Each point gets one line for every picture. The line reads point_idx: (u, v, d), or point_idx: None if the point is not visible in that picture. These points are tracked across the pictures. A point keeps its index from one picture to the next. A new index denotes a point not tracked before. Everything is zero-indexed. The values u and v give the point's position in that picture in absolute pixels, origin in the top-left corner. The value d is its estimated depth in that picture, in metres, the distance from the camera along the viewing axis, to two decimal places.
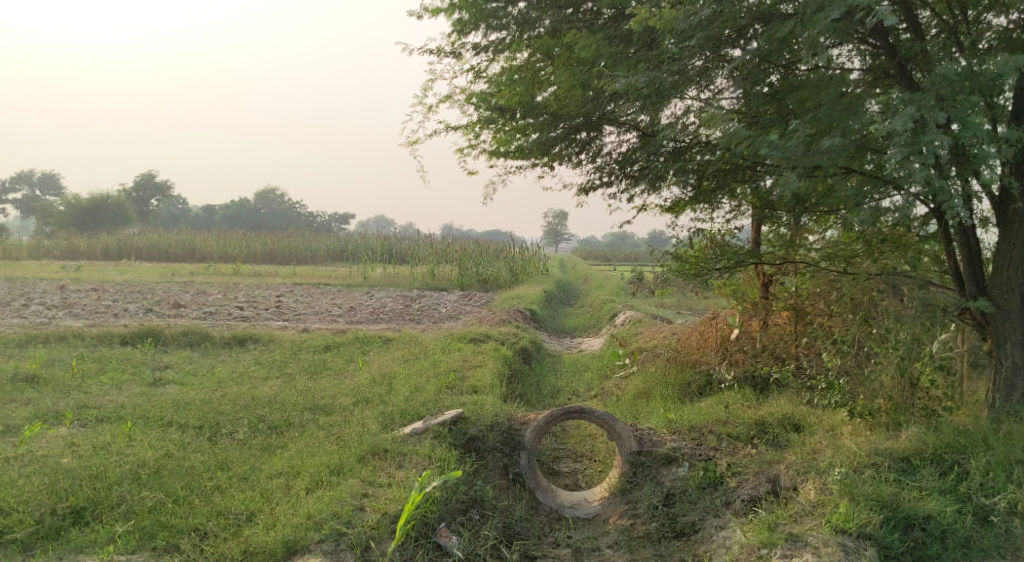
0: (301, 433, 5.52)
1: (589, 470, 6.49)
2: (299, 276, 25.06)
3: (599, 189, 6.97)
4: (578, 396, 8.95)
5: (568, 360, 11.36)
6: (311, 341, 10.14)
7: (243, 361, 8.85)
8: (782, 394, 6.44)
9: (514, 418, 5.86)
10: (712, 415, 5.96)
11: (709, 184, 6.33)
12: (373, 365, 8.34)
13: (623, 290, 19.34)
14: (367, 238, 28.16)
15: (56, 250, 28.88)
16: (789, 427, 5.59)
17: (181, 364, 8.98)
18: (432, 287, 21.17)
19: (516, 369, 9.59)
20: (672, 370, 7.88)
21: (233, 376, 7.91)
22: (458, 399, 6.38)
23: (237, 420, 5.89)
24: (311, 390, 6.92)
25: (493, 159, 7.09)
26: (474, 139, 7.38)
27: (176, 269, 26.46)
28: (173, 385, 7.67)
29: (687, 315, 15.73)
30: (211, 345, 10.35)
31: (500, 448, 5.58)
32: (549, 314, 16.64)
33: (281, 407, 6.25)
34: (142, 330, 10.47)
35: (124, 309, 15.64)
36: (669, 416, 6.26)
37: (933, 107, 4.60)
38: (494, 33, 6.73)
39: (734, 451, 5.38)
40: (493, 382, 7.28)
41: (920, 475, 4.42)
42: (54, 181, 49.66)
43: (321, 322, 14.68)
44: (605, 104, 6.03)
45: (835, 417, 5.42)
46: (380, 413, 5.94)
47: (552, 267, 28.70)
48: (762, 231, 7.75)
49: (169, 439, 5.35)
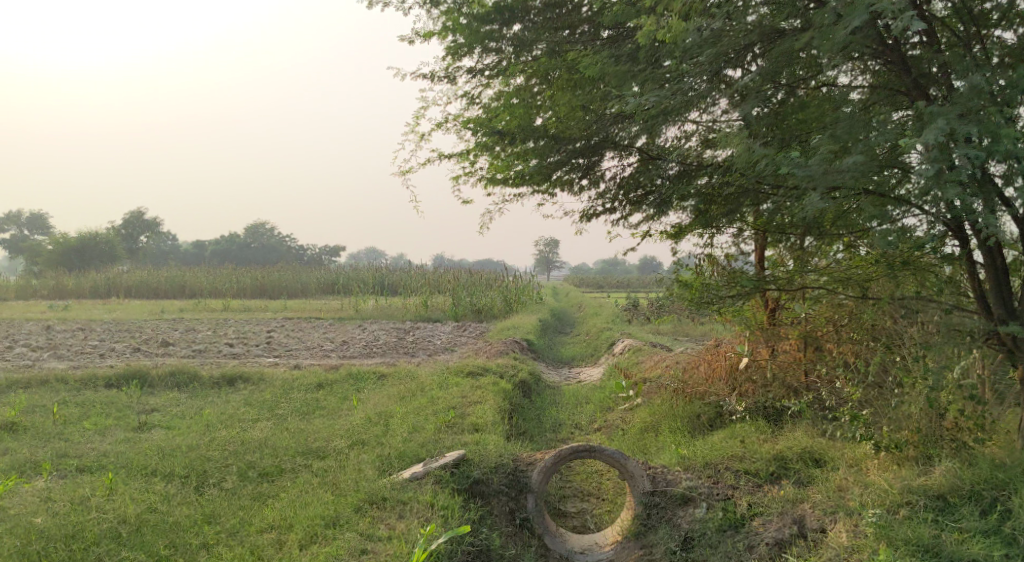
0: (294, 481, 5.19)
1: (598, 510, 6.17)
2: (291, 310, 24.70)
3: (601, 215, 6.75)
4: (581, 431, 8.63)
5: (569, 392, 11.06)
6: (303, 379, 9.80)
7: (233, 402, 8.50)
8: (797, 426, 6.16)
9: (519, 458, 5.55)
10: (727, 450, 5.67)
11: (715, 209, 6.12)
12: (369, 404, 8.02)
13: (619, 318, 19.09)
14: (359, 271, 27.90)
15: (44, 289, 28.48)
16: (810, 462, 5.32)
17: (168, 407, 8.62)
18: (425, 319, 20.86)
19: (516, 403, 9.27)
20: (679, 402, 7.59)
21: (223, 419, 7.57)
22: (460, 438, 6.08)
23: (226, 467, 5.56)
24: (304, 433, 6.59)
25: (490, 187, 6.86)
26: (469, 166, 7.16)
27: (165, 306, 26.05)
28: (159, 429, 7.32)
29: (685, 342, 15.49)
30: (199, 386, 9.99)
31: (506, 491, 5.26)
32: (545, 344, 16.35)
33: (273, 451, 5.93)
34: (127, 371, 10.10)
35: (111, 349, 15.24)
36: (681, 452, 5.97)
37: (960, 122, 4.46)
38: (488, 56, 6.56)
39: (754, 490, 5.09)
40: (494, 419, 6.97)
41: (960, 515, 4.19)
42: (42, 220, 49.30)
43: (314, 358, 14.34)
44: (608, 126, 5.79)
45: (859, 451, 5.17)
46: (378, 456, 5.63)
47: (546, 296, 28.46)
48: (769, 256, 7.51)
49: (153, 490, 5.02)
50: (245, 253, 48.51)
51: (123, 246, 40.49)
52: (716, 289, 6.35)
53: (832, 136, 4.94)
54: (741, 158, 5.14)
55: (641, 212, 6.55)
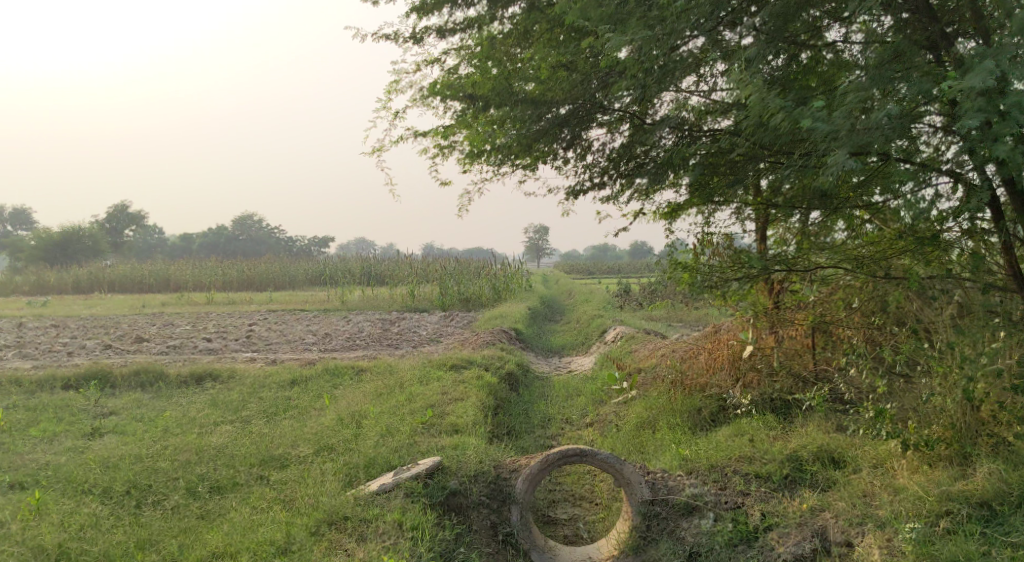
0: (249, 496, 4.60)
1: (592, 516, 5.60)
2: (276, 303, 24.02)
3: (589, 192, 6.17)
4: (572, 427, 8.05)
5: (559, 383, 10.50)
6: (276, 377, 9.17)
7: (197, 404, 7.87)
8: (809, 422, 5.60)
9: (502, 464, 4.95)
10: (733, 451, 5.10)
11: (717, 181, 5.55)
12: (343, 403, 7.40)
13: (611, 304, 18.57)
14: (346, 261, 27.24)
15: (23, 286, 27.73)
16: (826, 462, 4.79)
17: (128, 409, 7.99)
18: (411, 308, 20.26)
19: (503, 398, 8.67)
20: (679, 396, 7.03)
21: (183, 423, 6.94)
22: (437, 442, 5.50)
23: (173, 482, 4.96)
24: (267, 437, 5.98)
25: (468, 162, 6.24)
26: (444, 140, 6.53)
27: (147, 300, 25.34)
28: (111, 436, 6.68)
29: (680, 328, 14.98)
30: (166, 385, 9.34)
31: (486, 503, 4.67)
32: (535, 333, 15.78)
33: (229, 461, 5.32)
34: (88, 371, 9.44)
35: (83, 346, 14.55)
36: (683, 454, 5.42)
37: (1013, 64, 3.89)
38: (460, 13, 5.92)
39: (767, 498, 4.54)
40: (477, 418, 6.37)
41: (1010, 525, 3.70)
42: (24, 216, 48.36)
43: (294, 352, 13.71)
44: (593, 89, 5.26)
45: (882, 449, 4.64)
46: (345, 465, 5.03)
47: (535, 283, 27.94)
48: (775, 235, 6.94)
49: (85, 511, 4.42)
50: (230, 245, 47.69)
51: (106, 240, 39.63)
52: (719, 271, 5.82)
53: (857, 86, 4.36)
54: (752, 114, 4.55)
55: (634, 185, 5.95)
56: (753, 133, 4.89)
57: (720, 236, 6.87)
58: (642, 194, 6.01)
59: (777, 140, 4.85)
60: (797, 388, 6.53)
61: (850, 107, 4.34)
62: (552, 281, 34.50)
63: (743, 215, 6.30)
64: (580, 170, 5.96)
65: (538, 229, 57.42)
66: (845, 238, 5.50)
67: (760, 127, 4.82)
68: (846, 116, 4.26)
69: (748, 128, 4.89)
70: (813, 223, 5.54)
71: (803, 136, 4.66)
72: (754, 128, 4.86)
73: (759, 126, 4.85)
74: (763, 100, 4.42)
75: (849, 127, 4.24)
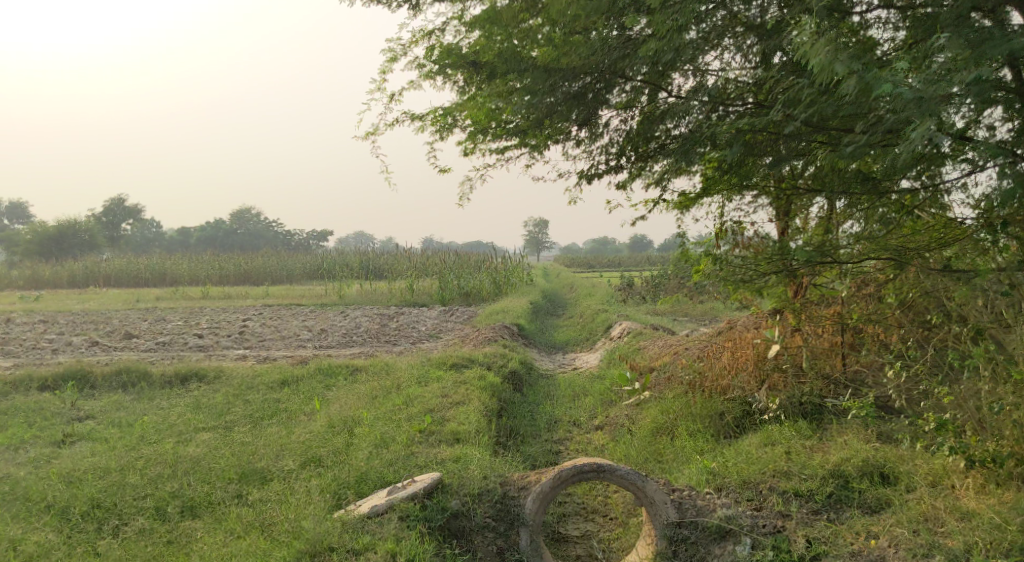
0: (232, 516, 4.08)
1: (607, 532, 5.09)
2: (272, 297, 23.46)
3: (604, 177, 5.65)
4: (581, 431, 7.53)
5: (564, 382, 9.97)
6: (265, 376, 8.62)
7: (179, 407, 7.33)
8: (849, 433, 5.09)
9: (508, 481, 4.43)
10: (767, 465, 4.60)
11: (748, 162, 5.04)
12: (336, 407, 6.87)
13: (614, 298, 18.05)
14: (345, 255, 26.72)
15: (18, 280, 27.17)
16: (874, 479, 4.30)
17: (105, 412, 7.44)
18: (410, 304, 19.73)
19: (507, 400, 8.15)
20: (698, 399, 6.47)
21: (164, 429, 6.40)
22: (436, 453, 4.98)
23: (143, 498, 4.43)
24: (252, 448, 5.45)
25: (470, 142, 5.70)
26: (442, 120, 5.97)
27: (141, 295, 24.75)
28: (83, 443, 6.13)
29: (687, 323, 14.47)
30: (149, 386, 8.76)
31: (492, 526, 4.16)
32: (537, 329, 15.25)
33: (206, 474, 4.79)
34: (66, 371, 8.85)
35: (68, 343, 13.95)
36: (709, 466, 4.91)
37: None
38: None
39: (810, 521, 4.05)
40: (480, 426, 5.86)
41: None
42: (20, 209, 47.81)
43: (288, 349, 13.15)
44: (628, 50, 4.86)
45: (940, 465, 4.17)
46: (336, 482, 4.51)
47: (536, 276, 27.41)
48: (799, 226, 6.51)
49: (39, 538, 3.89)
50: (227, 239, 47.11)
51: (102, 234, 38.99)
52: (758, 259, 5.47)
53: (939, 47, 3.87)
54: (820, 78, 3.98)
55: (655, 168, 5.44)
56: (809, 106, 4.40)
57: (740, 227, 6.40)
58: (662, 178, 5.50)
59: (836, 113, 4.37)
60: (828, 390, 6.03)
61: (928, 72, 3.82)
62: (552, 274, 33.97)
63: (768, 203, 5.87)
64: (596, 151, 5.46)
65: (538, 222, 56.82)
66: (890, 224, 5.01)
67: (820, 97, 4.35)
68: (929, 80, 3.77)
69: (804, 100, 4.40)
70: (853, 207, 5.03)
71: (869, 107, 4.18)
72: (812, 99, 4.38)
73: (816, 98, 4.38)
74: (829, 66, 3.93)
75: (928, 96, 3.71)
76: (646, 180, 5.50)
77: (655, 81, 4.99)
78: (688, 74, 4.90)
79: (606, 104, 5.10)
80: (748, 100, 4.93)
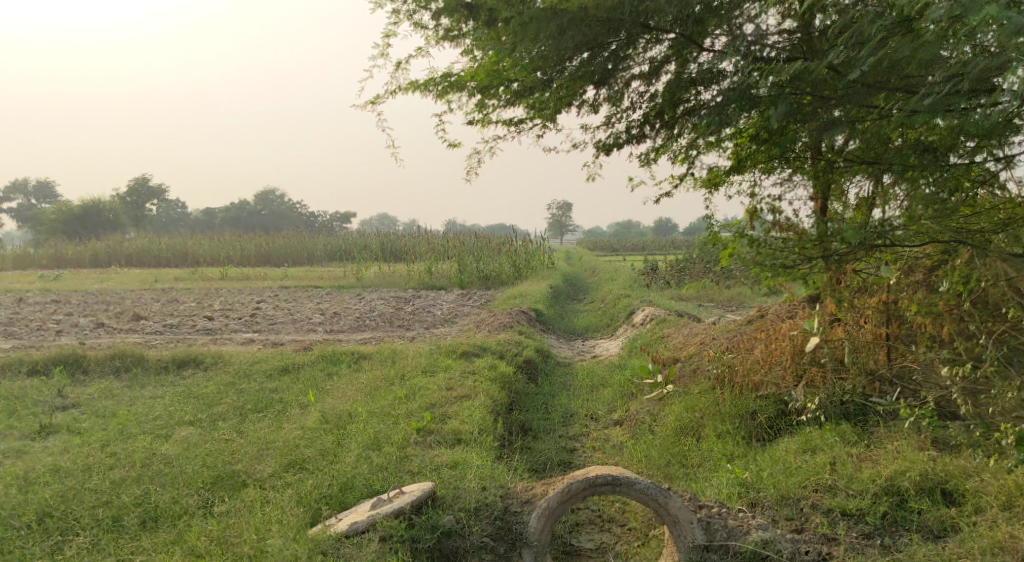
0: (197, 531, 3.59)
1: (624, 545, 4.54)
2: (290, 279, 23.08)
3: (626, 145, 5.12)
4: (598, 428, 6.97)
5: (582, 371, 9.41)
6: (264, 363, 8.12)
7: (168, 396, 6.85)
8: (900, 442, 4.51)
9: (509, 494, 3.90)
10: (808, 477, 4.03)
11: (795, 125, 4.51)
12: (333, 400, 6.36)
13: (637, 283, 17.44)
14: (364, 236, 26.31)
15: (43, 259, 27.13)
16: (934, 498, 3.71)
17: (91, 401, 6.98)
18: (428, 287, 19.20)
19: (519, 392, 7.60)
20: (727, 396, 5.87)
21: (147, 421, 5.91)
22: (431, 457, 4.45)
23: (101, 507, 3.95)
24: (234, 446, 4.95)
25: (481, 102, 5.16)
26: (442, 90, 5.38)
27: (159, 276, 24.47)
28: (57, 437, 5.67)
29: (713, 310, 13.85)
30: (143, 372, 8.28)
31: (490, 546, 3.62)
32: (557, 314, 14.69)
33: (175, 479, 4.29)
34: (57, 355, 8.39)
35: (75, 325, 13.59)
36: (741, 475, 4.33)
37: None
38: None
39: (862, 548, 3.51)
40: (485, 424, 5.33)
41: None
42: (48, 189, 48.08)
43: (298, 333, 12.70)
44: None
45: (1014, 484, 3.58)
46: (318, 490, 4.01)
47: (558, 260, 26.80)
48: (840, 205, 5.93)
49: None
50: (249, 220, 46.90)
51: (125, 213, 38.85)
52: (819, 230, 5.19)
53: None
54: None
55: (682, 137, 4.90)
56: (870, 54, 3.80)
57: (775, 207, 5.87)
58: (690, 147, 5.04)
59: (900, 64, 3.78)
60: (872, 388, 5.43)
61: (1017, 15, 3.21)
62: (575, 258, 33.36)
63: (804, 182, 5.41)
64: (618, 115, 4.94)
65: (560, 206, 56.04)
66: (943, 198, 4.42)
67: (880, 45, 3.76)
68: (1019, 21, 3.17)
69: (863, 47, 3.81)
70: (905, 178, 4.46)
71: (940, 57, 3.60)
72: (871, 47, 3.78)
73: (875, 45, 3.79)
74: None
75: None
76: (672, 147, 4.97)
77: (686, 35, 4.46)
78: (723, 23, 4.36)
79: (631, 60, 4.62)
80: (789, 52, 4.40)
